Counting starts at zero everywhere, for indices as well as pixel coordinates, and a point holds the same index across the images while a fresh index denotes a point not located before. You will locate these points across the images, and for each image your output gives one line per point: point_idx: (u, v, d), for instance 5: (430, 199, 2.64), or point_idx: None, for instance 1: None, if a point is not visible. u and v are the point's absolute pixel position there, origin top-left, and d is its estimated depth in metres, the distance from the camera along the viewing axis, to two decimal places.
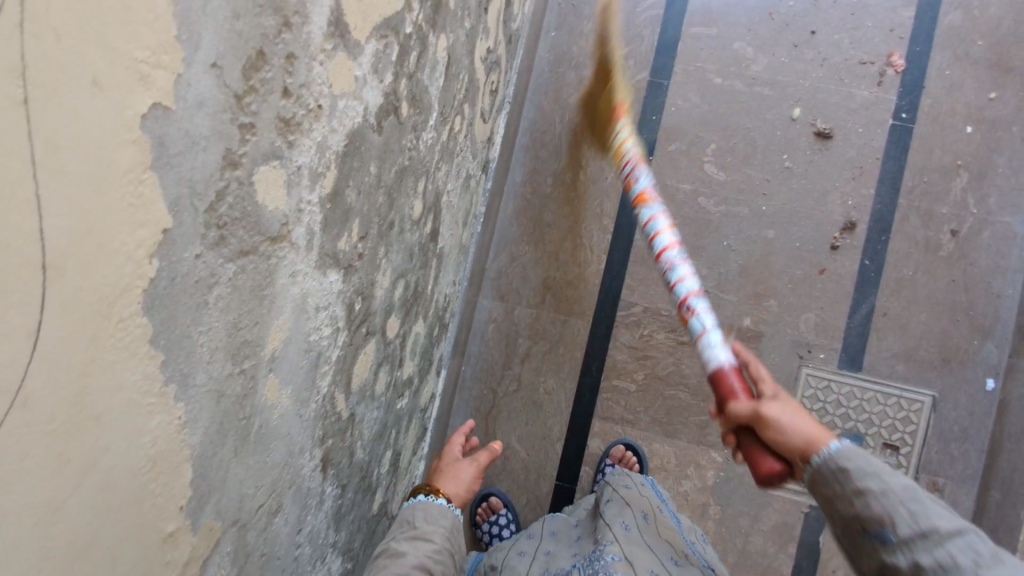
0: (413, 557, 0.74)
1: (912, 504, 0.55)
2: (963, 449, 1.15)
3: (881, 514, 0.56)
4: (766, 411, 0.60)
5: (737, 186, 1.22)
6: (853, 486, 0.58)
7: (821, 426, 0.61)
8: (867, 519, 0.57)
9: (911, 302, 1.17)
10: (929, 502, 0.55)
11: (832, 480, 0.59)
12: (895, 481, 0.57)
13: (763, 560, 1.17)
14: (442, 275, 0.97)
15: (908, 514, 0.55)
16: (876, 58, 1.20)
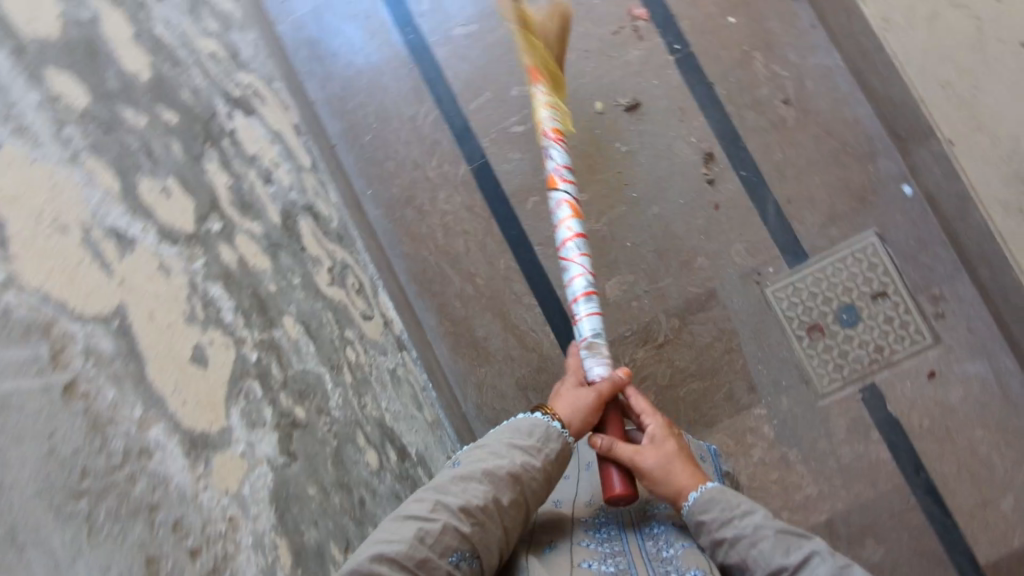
0: (510, 465, 0.70)
1: (765, 544, 0.71)
2: (933, 253, 1.19)
3: (739, 559, 0.72)
4: (645, 460, 0.80)
5: (602, 194, 1.26)
6: (708, 534, 0.74)
7: (692, 477, 0.79)
8: (730, 563, 0.74)
9: (799, 176, 1.23)
10: (784, 542, 0.71)
11: (698, 530, 0.76)
12: (752, 529, 0.73)
13: (862, 461, 1.19)
14: (435, 463, 0.98)
15: (761, 546, 0.71)
16: (622, 21, 1.27)
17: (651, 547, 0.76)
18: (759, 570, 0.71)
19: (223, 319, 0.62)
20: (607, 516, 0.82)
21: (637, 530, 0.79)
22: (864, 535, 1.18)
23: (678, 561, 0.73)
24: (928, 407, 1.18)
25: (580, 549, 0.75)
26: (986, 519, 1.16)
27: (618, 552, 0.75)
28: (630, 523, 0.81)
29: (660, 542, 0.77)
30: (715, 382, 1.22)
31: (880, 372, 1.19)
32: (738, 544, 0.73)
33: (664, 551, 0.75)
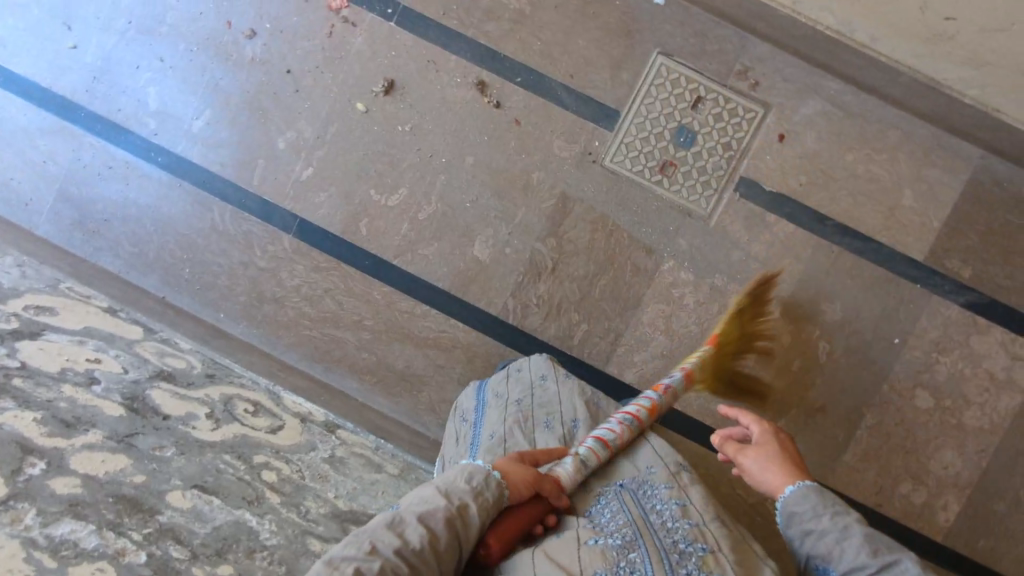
0: (442, 516, 0.73)
1: (856, 547, 0.74)
2: (715, 37, 1.20)
3: (826, 554, 0.76)
4: (750, 455, 0.87)
5: (416, 178, 1.24)
6: (798, 524, 0.79)
7: (794, 474, 0.84)
8: (816, 556, 0.77)
9: (565, 48, 1.21)
10: (875, 546, 0.73)
11: (785, 518, 0.81)
12: (845, 528, 0.76)
13: (775, 247, 1.21)
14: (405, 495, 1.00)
15: (842, 549, 0.74)
16: (328, 21, 1.23)
17: (656, 519, 0.84)
18: (842, 572, 0.74)
19: (106, 549, 0.63)
20: (607, 499, 0.89)
21: (639, 505, 0.87)
22: (817, 303, 1.21)
23: (684, 533, 0.82)
24: (797, 165, 1.20)
25: (586, 530, 0.80)
26: (900, 221, 1.19)
27: (625, 525, 0.82)
28: (627, 496, 0.89)
29: (663, 512, 0.85)
30: (618, 267, 1.22)
31: (742, 164, 1.20)
32: (821, 542, 0.76)
33: (668, 520, 0.84)
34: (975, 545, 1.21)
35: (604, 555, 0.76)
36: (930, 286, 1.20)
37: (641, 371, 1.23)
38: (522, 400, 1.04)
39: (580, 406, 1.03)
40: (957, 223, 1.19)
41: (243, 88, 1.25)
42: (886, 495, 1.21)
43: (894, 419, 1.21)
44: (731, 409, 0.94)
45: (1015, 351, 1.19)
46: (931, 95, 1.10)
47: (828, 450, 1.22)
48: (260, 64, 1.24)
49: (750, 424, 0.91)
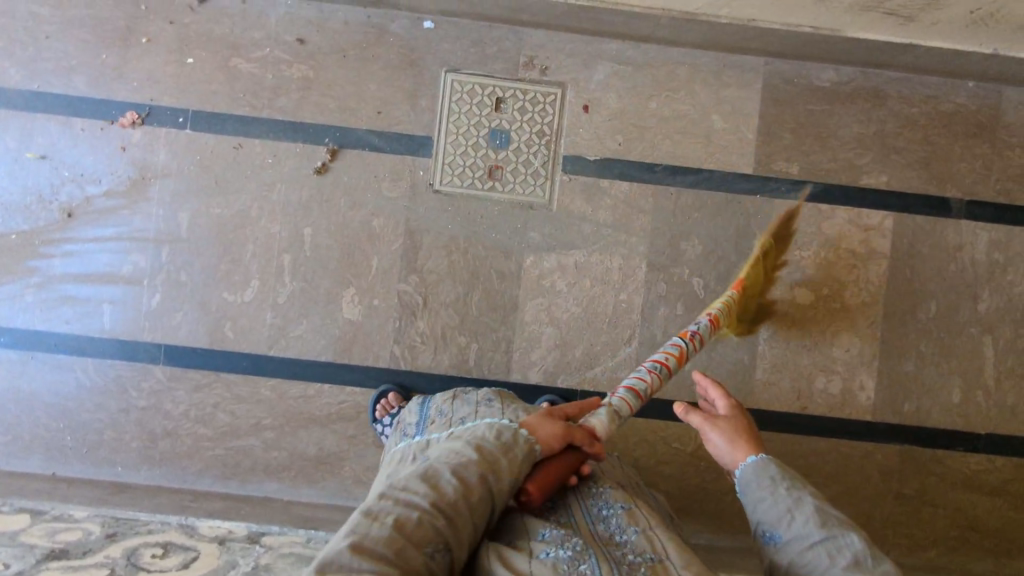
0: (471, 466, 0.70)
1: (807, 515, 0.67)
2: (492, 39, 1.24)
3: (774, 522, 0.69)
4: (715, 425, 0.80)
5: (264, 266, 1.23)
6: (750, 491, 0.72)
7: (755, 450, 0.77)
8: (764, 523, 0.70)
9: (359, 96, 1.23)
10: (830, 516, 0.67)
11: (741, 488, 0.73)
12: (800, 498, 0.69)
13: (619, 208, 1.25)
14: None
15: (793, 516, 0.67)
16: (127, 151, 1.23)
17: (604, 530, 0.75)
18: (790, 539, 0.67)
19: None
20: (553, 503, 0.80)
21: (585, 513, 0.78)
22: (676, 245, 1.24)
23: (632, 543, 0.72)
24: (610, 127, 1.25)
25: (537, 543, 0.70)
26: (720, 144, 1.25)
27: (571, 534, 0.72)
28: (574, 498, 0.81)
29: (609, 520, 0.76)
30: (484, 280, 1.24)
31: (561, 144, 1.24)
32: (773, 508, 0.69)
33: (616, 531, 0.74)
34: (902, 411, 1.25)
35: (556, 568, 0.65)
36: (768, 192, 1.25)
37: (543, 368, 1.24)
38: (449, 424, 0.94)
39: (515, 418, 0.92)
40: (768, 129, 1.25)
41: (65, 241, 1.22)
42: (807, 396, 1.25)
43: (787, 323, 1.25)
44: (703, 382, 0.87)
45: (865, 223, 1.25)
46: (619, 18, 1.15)
47: (739, 375, 1.25)
48: (73, 212, 1.22)
49: (718, 398, 0.85)
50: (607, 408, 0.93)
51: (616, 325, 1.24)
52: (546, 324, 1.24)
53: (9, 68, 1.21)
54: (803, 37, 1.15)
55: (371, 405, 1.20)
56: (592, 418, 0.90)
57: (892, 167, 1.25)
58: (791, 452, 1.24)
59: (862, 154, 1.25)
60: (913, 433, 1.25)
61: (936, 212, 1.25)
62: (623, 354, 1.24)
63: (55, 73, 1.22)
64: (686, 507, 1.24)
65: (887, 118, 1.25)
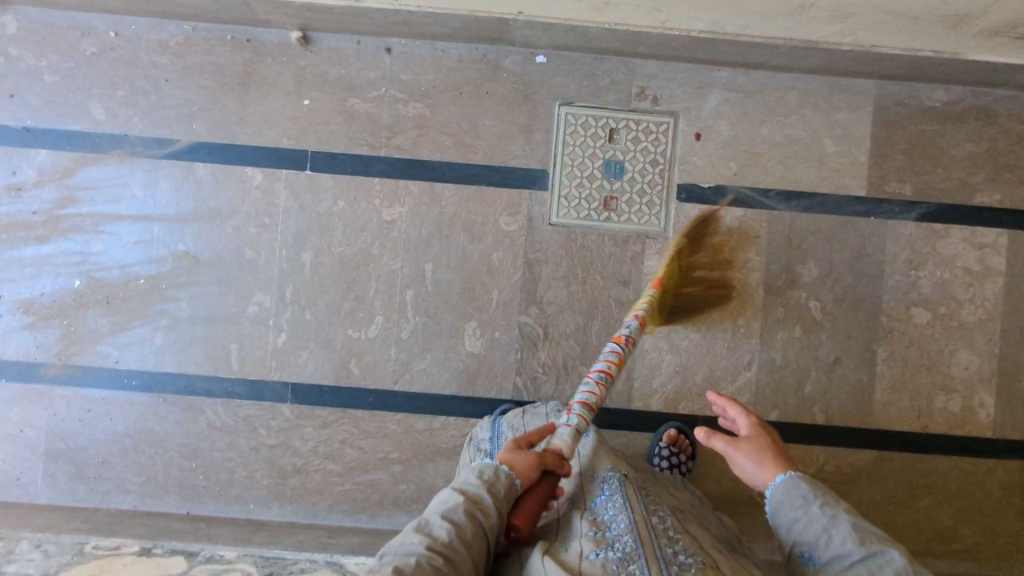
0: (460, 505, 0.69)
1: (842, 532, 0.69)
2: (604, 72, 1.25)
3: (811, 543, 0.70)
4: (734, 445, 0.80)
5: (387, 302, 1.25)
6: (784, 510, 0.73)
7: (780, 465, 0.77)
8: (800, 546, 0.71)
9: (474, 132, 1.25)
10: (863, 533, 0.68)
11: (774, 513, 0.74)
12: (832, 517, 0.70)
13: (734, 234, 1.26)
14: None
15: (829, 535, 0.69)
16: (250, 192, 1.25)
17: (657, 525, 0.71)
18: (829, 559, 0.68)
19: None
20: (608, 495, 0.77)
21: (641, 505, 0.75)
22: (792, 269, 1.26)
23: (683, 545, 0.69)
24: (722, 155, 1.26)
25: (587, 541, 0.69)
26: (832, 168, 1.26)
27: (624, 533, 0.69)
28: (630, 494, 0.77)
29: (664, 521, 0.73)
30: (603, 309, 1.25)
31: (675, 173, 1.26)
32: (808, 528, 0.71)
33: (666, 529, 0.71)
34: (1022, 427, 1.26)
35: (602, 569, 0.64)
36: (882, 214, 1.26)
37: (664, 395, 1.26)
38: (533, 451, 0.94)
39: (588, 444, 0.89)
40: (880, 150, 1.26)
41: (192, 284, 1.25)
42: (928, 415, 1.26)
43: (904, 343, 1.26)
44: (720, 398, 0.86)
45: (980, 242, 1.26)
46: (737, 48, 1.16)
47: (859, 396, 1.26)
48: (199, 256, 1.25)
49: (738, 418, 0.84)
50: (568, 427, 0.88)
51: (735, 350, 1.26)
52: (666, 351, 1.26)
53: (133, 116, 1.24)
54: (922, 61, 1.16)
55: (492, 421, 1.23)
56: (558, 437, 0.85)
57: (1004, 184, 1.26)
58: (913, 471, 1.25)
59: (975, 172, 1.26)
60: None
61: None
62: (742, 378, 1.26)
63: (177, 119, 1.24)
64: None
65: (998, 136, 1.26)
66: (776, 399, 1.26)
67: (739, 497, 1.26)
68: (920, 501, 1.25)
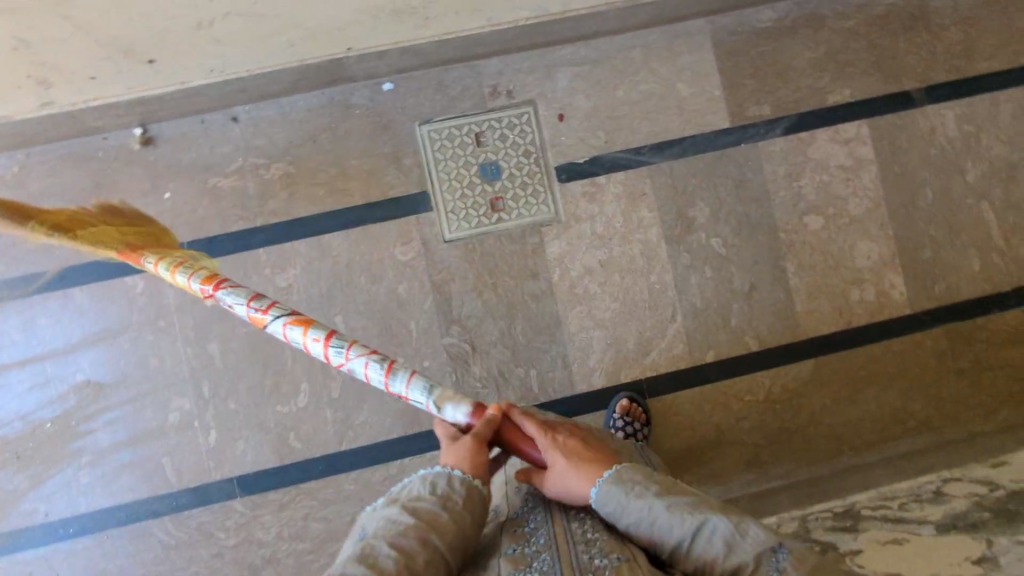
0: (421, 525, 0.71)
1: (668, 525, 0.70)
2: (452, 81, 1.26)
3: (646, 543, 0.71)
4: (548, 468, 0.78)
5: (308, 366, 1.22)
6: (615, 520, 0.73)
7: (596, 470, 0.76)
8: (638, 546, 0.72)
9: (344, 175, 1.24)
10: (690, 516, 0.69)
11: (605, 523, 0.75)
12: (656, 513, 0.70)
13: (621, 198, 1.28)
14: None
15: (658, 529, 0.70)
16: (136, 300, 1.20)
17: (578, 530, 0.73)
18: (668, 550, 0.70)
19: None
20: (534, 507, 0.79)
21: (563, 511, 0.77)
22: (685, 214, 1.29)
23: (602, 545, 0.70)
24: (588, 127, 1.28)
25: (507, 560, 0.71)
26: (693, 109, 1.30)
27: (544, 546, 0.71)
28: (554, 503, 0.80)
29: (587, 522, 0.75)
30: (521, 307, 1.26)
31: (549, 157, 1.27)
32: (640, 530, 0.71)
33: (586, 532, 0.73)
34: (935, 295, 1.32)
35: None
36: (751, 138, 1.30)
37: (604, 371, 1.27)
38: None
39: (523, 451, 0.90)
40: (731, 81, 1.30)
41: (102, 411, 1.19)
42: (848, 311, 1.31)
43: (807, 252, 1.31)
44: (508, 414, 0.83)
45: (845, 138, 1.32)
46: (567, 24, 1.19)
47: (782, 313, 1.30)
48: (101, 380, 1.19)
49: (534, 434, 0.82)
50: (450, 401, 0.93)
51: (657, 307, 1.28)
52: (593, 328, 1.27)
53: None
54: None
55: None
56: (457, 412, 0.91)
57: (850, 80, 1.32)
58: (851, 366, 1.31)
59: (822, 76, 1.31)
60: (950, 311, 1.32)
61: (903, 107, 1.33)
62: (672, 331, 1.28)
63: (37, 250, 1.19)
64: (775, 452, 1.29)
65: (832, 37, 1.32)
66: (708, 340, 1.29)
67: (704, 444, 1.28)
68: (866, 393, 1.30)
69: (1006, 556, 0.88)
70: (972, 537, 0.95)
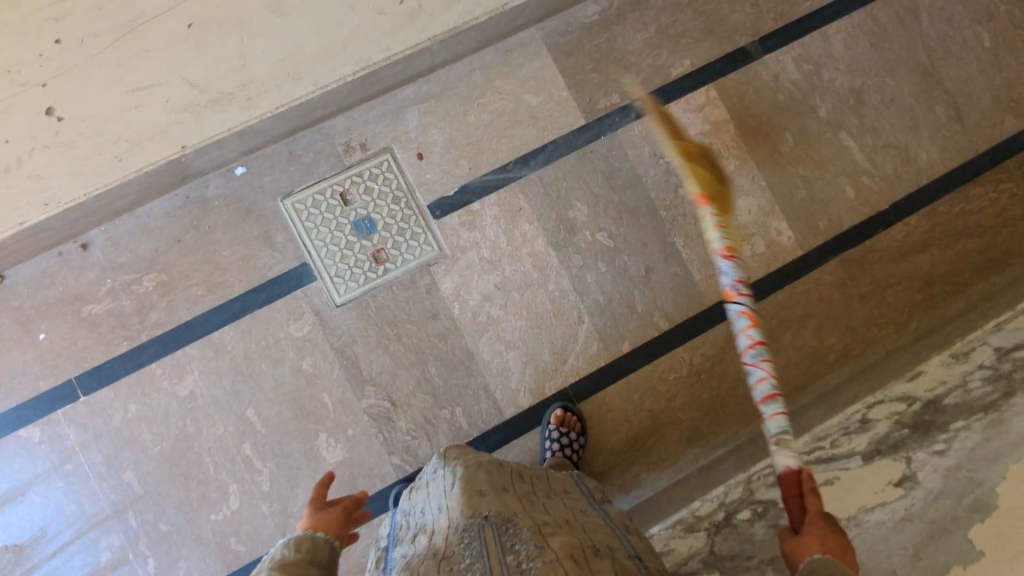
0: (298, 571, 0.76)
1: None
2: (303, 149, 1.25)
3: None
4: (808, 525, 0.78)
5: (231, 467, 1.19)
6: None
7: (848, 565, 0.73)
8: None
9: (219, 269, 1.22)
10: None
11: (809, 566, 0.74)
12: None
13: (500, 218, 1.29)
14: None
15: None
16: (37, 450, 1.16)
17: (513, 561, 0.74)
18: None
19: None
20: (469, 537, 0.78)
21: (499, 542, 0.77)
22: (565, 217, 1.30)
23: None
24: (449, 158, 1.29)
25: None
26: (546, 116, 1.32)
27: None
28: (489, 534, 0.78)
29: (521, 552, 0.75)
30: (430, 350, 1.25)
31: (419, 198, 1.28)
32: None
33: (521, 562, 0.73)
34: (821, 230, 1.36)
35: None
36: (609, 129, 1.33)
37: (527, 389, 1.27)
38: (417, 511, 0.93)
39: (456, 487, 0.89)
40: (575, 79, 1.33)
41: (30, 572, 1.14)
42: (745, 267, 1.33)
43: (691, 222, 1.33)
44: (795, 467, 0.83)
45: (697, 106, 1.35)
46: (398, 66, 1.19)
47: (683, 286, 1.32)
48: (21, 541, 1.15)
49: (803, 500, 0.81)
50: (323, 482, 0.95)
51: (562, 313, 1.28)
52: (507, 351, 1.27)
53: None
54: None
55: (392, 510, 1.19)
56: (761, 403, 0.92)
57: (687, 49, 1.36)
58: (762, 319, 1.33)
59: (659, 53, 1.35)
60: (839, 241, 1.36)
61: (743, 62, 1.37)
62: (583, 333, 1.29)
63: None
64: (714, 420, 1.30)
65: (659, 15, 1.36)
66: (621, 332, 1.30)
67: (644, 433, 1.28)
68: (782, 340, 1.33)
69: (923, 471, 0.89)
70: (893, 459, 0.96)
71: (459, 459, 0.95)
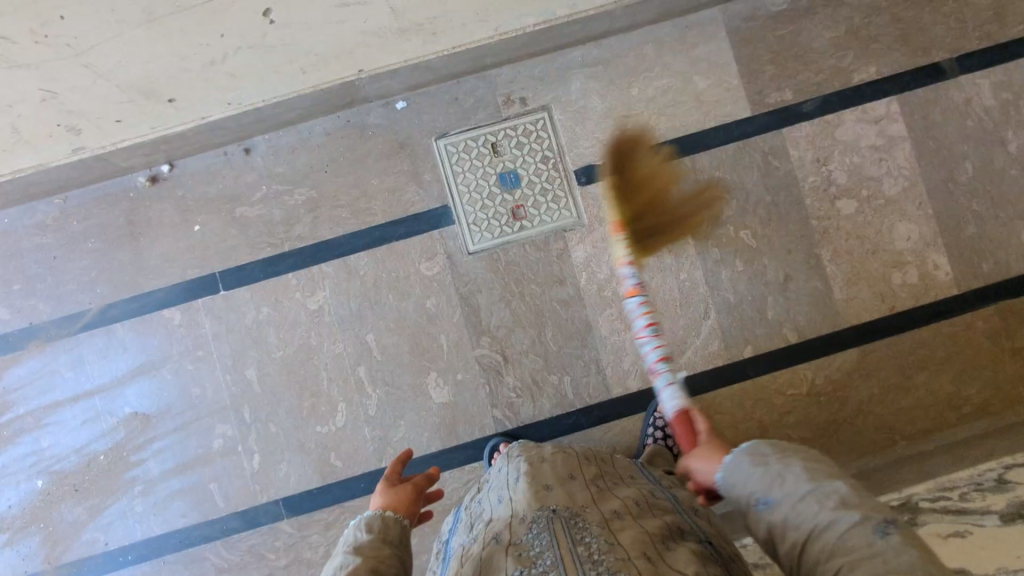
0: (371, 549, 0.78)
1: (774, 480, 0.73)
2: (465, 94, 1.26)
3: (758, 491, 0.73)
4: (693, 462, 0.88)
5: (344, 386, 1.23)
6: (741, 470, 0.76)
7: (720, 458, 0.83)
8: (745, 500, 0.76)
9: (366, 195, 1.25)
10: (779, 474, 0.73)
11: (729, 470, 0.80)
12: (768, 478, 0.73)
13: None
14: None
15: (782, 479, 0.72)
16: (175, 332, 1.24)
17: (584, 552, 0.69)
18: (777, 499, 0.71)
19: None
20: (538, 529, 0.75)
21: (568, 536, 0.72)
22: (712, 208, 1.26)
23: (610, 565, 0.67)
24: (605, 128, 1.27)
25: None
26: (712, 101, 1.27)
27: (551, 566, 0.68)
28: (558, 526, 0.74)
29: (592, 545, 0.70)
30: (549, 313, 1.25)
31: (567, 162, 1.26)
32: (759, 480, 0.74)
33: (592, 550, 0.69)
34: (983, 272, 1.26)
35: None
36: (774, 125, 1.27)
37: (639, 372, 1.25)
38: (483, 502, 0.90)
39: (518, 482, 0.86)
40: (749, 68, 1.27)
41: (151, 442, 1.23)
42: (891, 295, 1.26)
43: (842, 237, 1.26)
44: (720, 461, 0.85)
45: (873, 117, 1.27)
46: (575, 26, 1.18)
47: (819, 302, 1.26)
48: (148, 411, 1.23)
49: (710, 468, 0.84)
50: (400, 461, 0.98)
51: (688, 305, 1.25)
52: (625, 330, 1.25)
53: (38, 303, 1.24)
54: None
55: (486, 461, 1.20)
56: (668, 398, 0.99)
57: (875, 56, 1.27)
58: (898, 353, 1.25)
59: (844, 55, 1.27)
60: (1002, 288, 1.26)
61: (933, 79, 1.27)
62: (706, 327, 1.25)
63: (80, 290, 1.24)
64: (824, 445, 1.24)
65: (852, 14, 1.28)
66: (745, 335, 1.25)
67: (748, 441, 1.24)
68: (916, 380, 1.25)
69: None
70: None
71: (519, 454, 0.93)
